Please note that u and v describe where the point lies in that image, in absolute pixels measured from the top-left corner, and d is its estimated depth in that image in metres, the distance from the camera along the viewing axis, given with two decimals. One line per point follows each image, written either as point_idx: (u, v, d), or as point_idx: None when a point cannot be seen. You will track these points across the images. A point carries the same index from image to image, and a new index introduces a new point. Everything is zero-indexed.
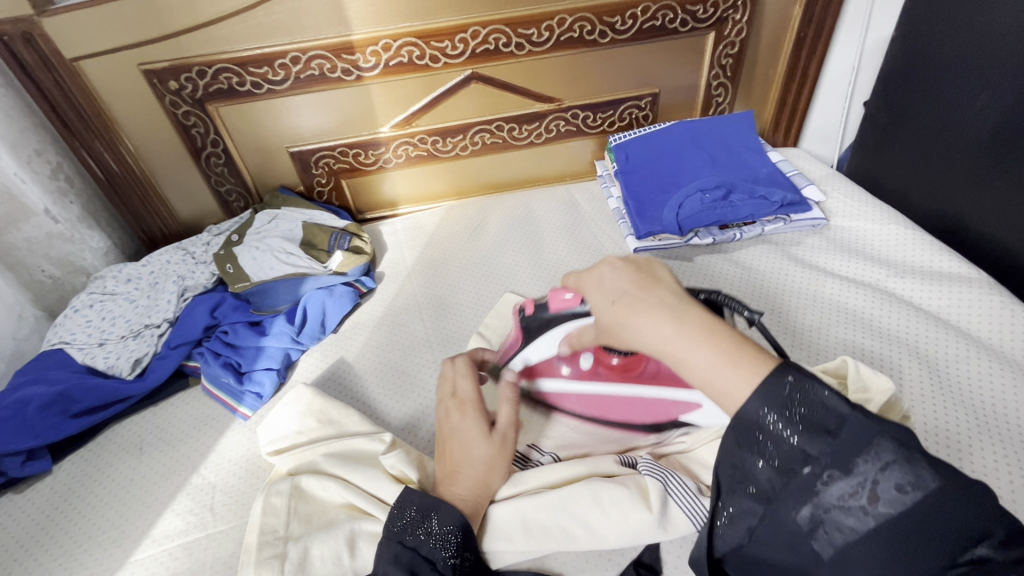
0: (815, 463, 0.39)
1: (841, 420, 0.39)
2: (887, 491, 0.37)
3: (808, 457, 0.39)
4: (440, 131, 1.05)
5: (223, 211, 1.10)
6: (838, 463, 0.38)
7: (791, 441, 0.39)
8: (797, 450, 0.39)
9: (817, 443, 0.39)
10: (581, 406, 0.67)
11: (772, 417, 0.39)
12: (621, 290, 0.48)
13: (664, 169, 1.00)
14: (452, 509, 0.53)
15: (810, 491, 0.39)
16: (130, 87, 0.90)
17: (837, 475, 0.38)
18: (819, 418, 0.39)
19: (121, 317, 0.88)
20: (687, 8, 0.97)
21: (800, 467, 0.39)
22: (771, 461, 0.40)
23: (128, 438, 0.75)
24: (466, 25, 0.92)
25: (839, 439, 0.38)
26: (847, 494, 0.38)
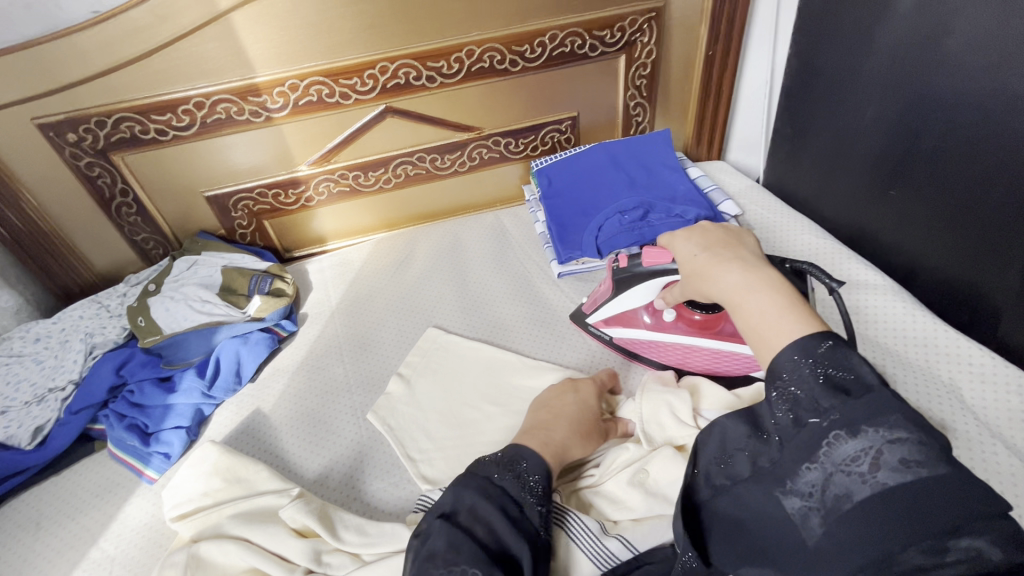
0: (829, 418, 0.42)
1: (866, 389, 0.42)
2: (890, 464, 0.39)
3: (821, 410, 0.42)
4: (361, 166, 1.04)
5: (142, 259, 1.07)
6: (849, 423, 0.41)
7: (813, 393, 0.43)
8: (814, 400, 0.43)
9: (835, 401, 0.42)
10: (657, 355, 0.76)
11: (798, 368, 0.44)
12: (698, 250, 0.57)
13: (585, 193, 1.01)
14: (538, 462, 0.56)
15: (818, 445, 0.42)
16: (24, 142, 0.87)
17: (844, 437, 0.41)
18: (844, 379, 0.43)
19: (25, 381, 0.84)
20: (595, 33, 0.98)
21: (812, 417, 0.43)
22: (788, 409, 0.44)
23: (25, 513, 0.71)
24: (374, 62, 0.91)
25: (855, 400, 0.41)
26: (852, 455, 0.40)
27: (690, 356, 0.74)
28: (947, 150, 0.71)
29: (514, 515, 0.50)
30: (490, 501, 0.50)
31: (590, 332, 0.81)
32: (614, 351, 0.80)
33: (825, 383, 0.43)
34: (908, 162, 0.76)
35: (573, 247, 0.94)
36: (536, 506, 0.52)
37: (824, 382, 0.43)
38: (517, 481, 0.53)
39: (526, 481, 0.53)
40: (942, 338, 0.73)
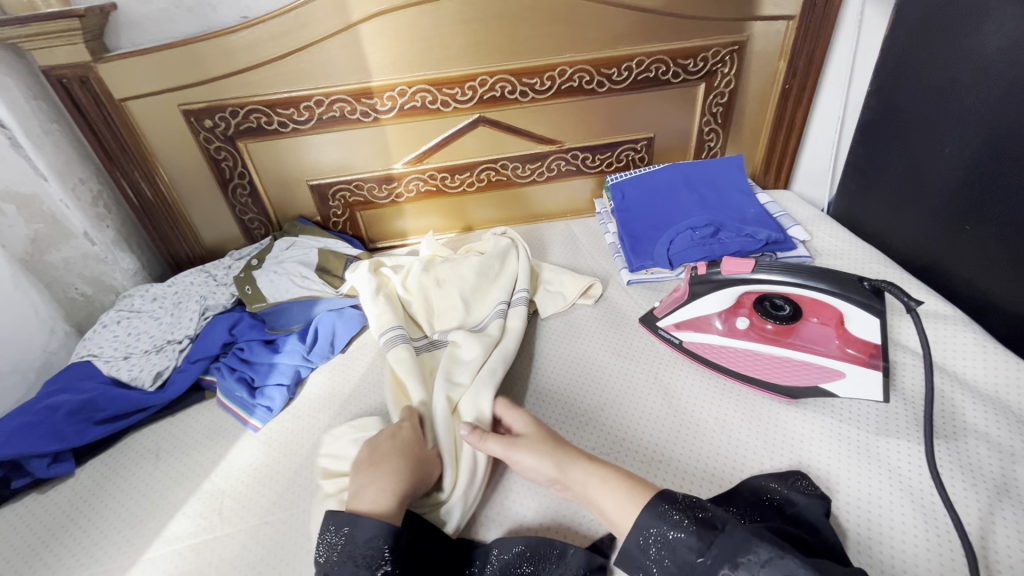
0: (706, 557, 0.50)
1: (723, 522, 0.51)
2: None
3: (702, 550, 0.50)
4: (449, 169, 1.13)
5: (244, 238, 1.18)
6: (724, 559, 0.48)
7: (689, 539, 0.51)
8: (694, 541, 0.51)
9: (705, 545, 0.50)
10: (729, 360, 0.78)
11: (665, 528, 0.53)
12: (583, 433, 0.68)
13: (658, 209, 1.06)
14: (367, 521, 0.56)
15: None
16: (168, 124, 1.00)
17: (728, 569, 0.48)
18: (706, 518, 0.52)
19: (145, 333, 0.94)
20: (679, 62, 1.05)
21: (698, 557, 0.50)
22: (678, 559, 0.51)
23: (146, 446, 0.80)
24: (476, 75, 1.01)
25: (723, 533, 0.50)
26: None
27: (761, 364, 0.76)
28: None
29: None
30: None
31: (659, 336, 0.84)
32: (683, 358, 0.81)
33: (693, 525, 0.52)
34: (984, 200, 0.79)
35: (645, 257, 0.99)
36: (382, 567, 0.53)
37: (694, 526, 0.52)
38: (359, 560, 0.53)
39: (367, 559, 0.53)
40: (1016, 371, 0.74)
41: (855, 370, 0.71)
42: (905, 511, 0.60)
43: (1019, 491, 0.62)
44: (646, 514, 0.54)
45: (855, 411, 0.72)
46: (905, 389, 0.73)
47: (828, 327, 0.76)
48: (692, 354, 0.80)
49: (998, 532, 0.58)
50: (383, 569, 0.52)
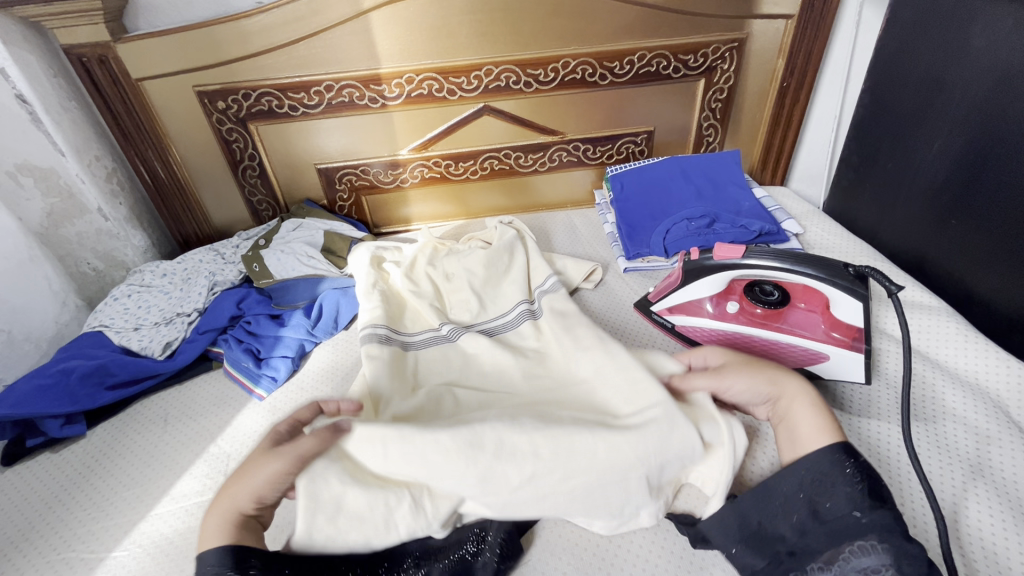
0: (866, 516, 0.48)
1: (891, 502, 0.49)
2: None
3: (861, 509, 0.48)
4: (453, 156, 1.16)
5: (253, 219, 1.22)
6: (879, 527, 0.47)
7: (852, 490, 0.50)
8: (850, 500, 0.49)
9: (870, 506, 0.48)
10: (718, 342, 0.81)
11: (831, 475, 0.51)
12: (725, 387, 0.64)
13: (655, 200, 1.09)
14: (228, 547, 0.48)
15: (851, 545, 0.47)
16: (183, 105, 1.03)
17: (869, 547, 0.46)
18: (881, 487, 0.50)
19: (156, 306, 0.97)
20: (680, 57, 1.08)
21: (852, 511, 0.49)
22: (828, 504, 0.50)
23: (155, 411, 0.83)
24: (481, 64, 1.04)
25: (889, 509, 0.48)
26: (868, 566, 0.46)
27: (749, 348, 0.79)
28: (1008, 185, 0.76)
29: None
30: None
31: (653, 320, 0.87)
32: (676, 341, 0.85)
33: (864, 487, 0.50)
34: (970, 196, 0.82)
35: (641, 245, 1.02)
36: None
37: (864, 488, 0.50)
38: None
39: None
40: (994, 358, 0.77)
41: (840, 354, 0.74)
42: (882, 487, 0.63)
43: (993, 471, 0.65)
44: (820, 454, 0.53)
45: (841, 392, 0.74)
46: (888, 374, 0.76)
47: (814, 313, 0.79)
48: (685, 337, 0.84)
49: (972, 507, 0.61)
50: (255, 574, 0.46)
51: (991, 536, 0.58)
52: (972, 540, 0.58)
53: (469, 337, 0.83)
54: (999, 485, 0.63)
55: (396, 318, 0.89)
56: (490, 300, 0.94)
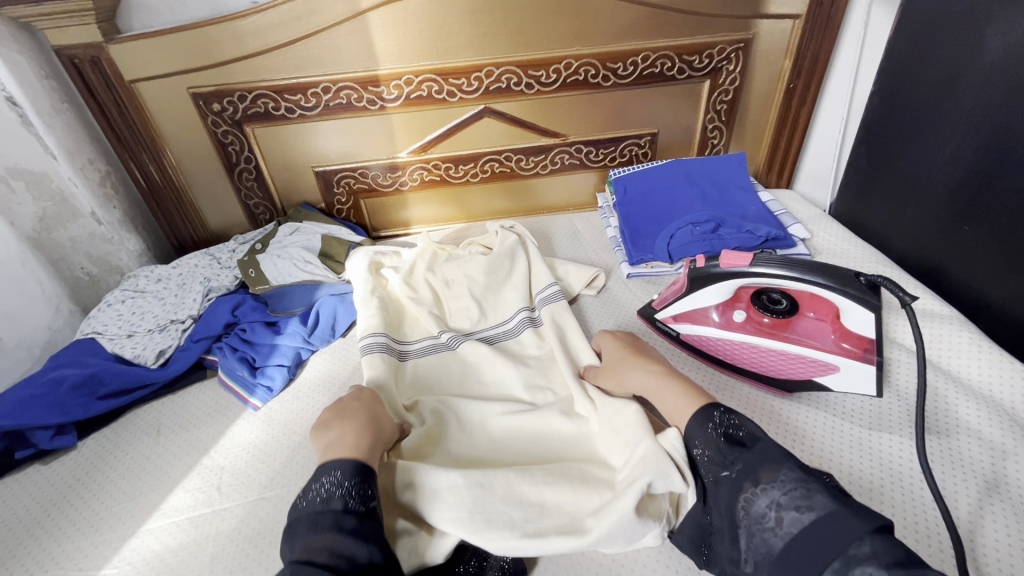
0: (732, 468, 0.51)
1: (758, 442, 0.52)
2: (787, 513, 0.45)
3: (728, 463, 0.51)
4: (453, 159, 1.14)
5: (249, 223, 1.20)
6: (750, 472, 0.49)
7: (715, 453, 0.53)
8: (719, 455, 0.53)
9: (736, 456, 0.51)
10: (724, 352, 0.79)
11: (702, 438, 0.55)
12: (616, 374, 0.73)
13: (659, 204, 1.07)
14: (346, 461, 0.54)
15: (739, 498, 0.49)
16: (177, 107, 1.01)
17: (752, 492, 0.48)
18: (739, 436, 0.53)
19: (149, 313, 0.95)
20: (684, 58, 1.06)
21: (722, 470, 0.52)
22: (707, 471, 0.53)
23: (148, 422, 0.81)
24: (482, 66, 1.01)
25: (749, 450, 0.51)
26: (761, 508, 0.47)
27: (756, 359, 0.76)
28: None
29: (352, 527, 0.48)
30: (307, 522, 0.49)
31: (657, 328, 0.85)
32: (681, 351, 0.83)
33: (722, 442, 0.53)
34: (984, 202, 0.79)
35: (645, 250, 1.00)
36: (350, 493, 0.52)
37: (721, 441, 0.53)
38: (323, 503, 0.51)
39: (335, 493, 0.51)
40: (1010, 370, 0.74)
41: (851, 364, 0.72)
42: (894, 503, 0.61)
43: (1008, 489, 0.62)
44: (692, 424, 0.57)
45: (851, 405, 0.72)
46: (899, 385, 0.74)
47: (824, 323, 0.76)
48: (690, 346, 0.82)
49: (989, 525, 0.59)
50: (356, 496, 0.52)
51: (1008, 557, 0.56)
52: (989, 560, 0.56)
53: (470, 345, 0.81)
54: (1015, 502, 0.61)
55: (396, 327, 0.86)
56: (491, 308, 0.92)
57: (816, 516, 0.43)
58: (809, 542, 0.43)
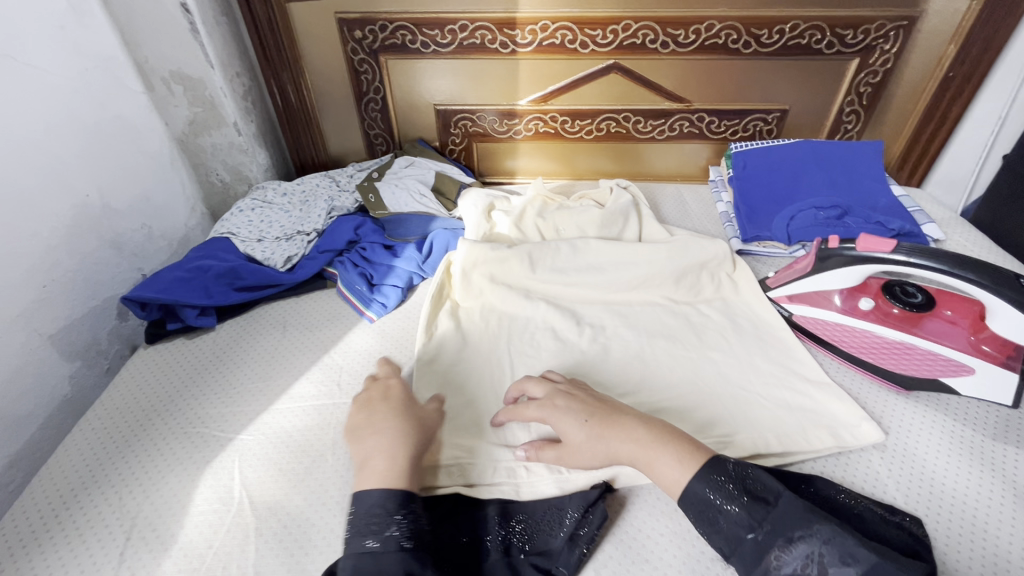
0: (760, 532, 0.48)
1: (778, 495, 0.50)
2: (833, 565, 0.44)
3: (756, 523, 0.49)
4: (571, 113, 1.14)
5: (366, 152, 1.25)
6: (778, 531, 0.47)
7: (738, 511, 0.50)
8: (745, 514, 0.49)
9: (760, 521, 0.49)
10: (841, 337, 0.79)
11: (715, 499, 0.51)
12: (588, 415, 0.60)
13: (781, 183, 1.03)
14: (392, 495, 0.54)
15: (767, 559, 0.47)
16: (322, 31, 1.06)
17: (784, 548, 0.46)
18: (758, 491, 0.51)
19: (277, 222, 1.02)
20: (837, 31, 0.99)
21: (748, 532, 0.49)
22: (720, 526, 0.50)
23: (276, 316, 0.89)
24: (621, 18, 0.99)
25: (774, 507, 0.49)
26: (798, 563, 0.45)
27: (875, 347, 0.76)
28: None
29: (367, 564, 0.48)
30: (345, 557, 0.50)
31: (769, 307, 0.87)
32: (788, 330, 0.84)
33: (745, 498, 0.50)
34: None
35: (761, 228, 0.97)
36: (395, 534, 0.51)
37: (741, 495, 0.51)
38: (371, 519, 0.52)
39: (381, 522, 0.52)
40: None
41: (989, 369, 0.69)
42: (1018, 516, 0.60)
43: None
44: (695, 482, 0.52)
45: (981, 415, 0.70)
46: None
47: (958, 325, 0.74)
48: (804, 327, 0.82)
49: None
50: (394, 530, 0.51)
51: None
52: None
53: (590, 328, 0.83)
54: None
55: (499, 276, 0.89)
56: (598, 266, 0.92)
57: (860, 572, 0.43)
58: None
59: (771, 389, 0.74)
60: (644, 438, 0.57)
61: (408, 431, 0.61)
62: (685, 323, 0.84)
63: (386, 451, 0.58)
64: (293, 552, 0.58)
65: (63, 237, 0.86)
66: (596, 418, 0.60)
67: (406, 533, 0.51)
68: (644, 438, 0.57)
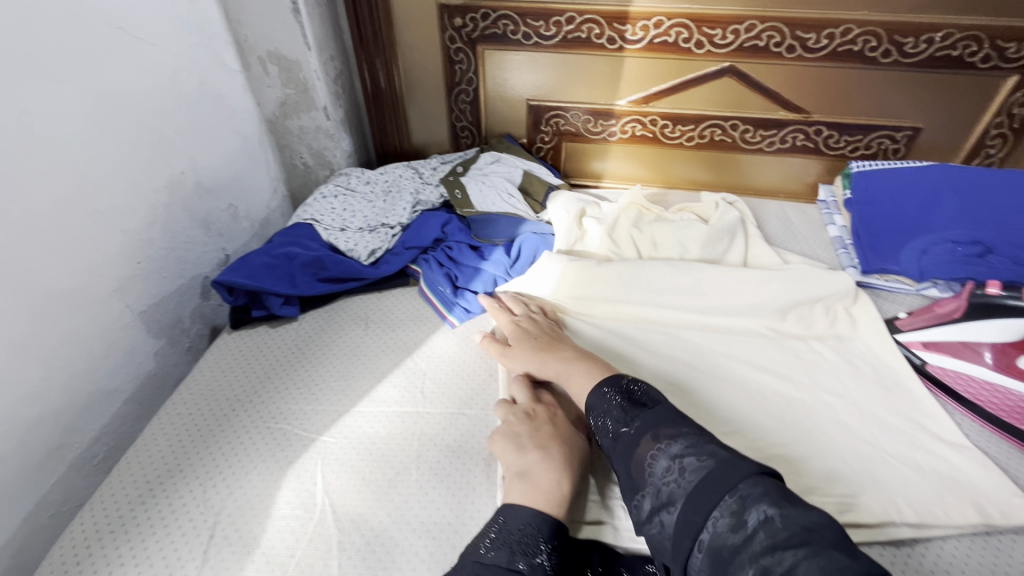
0: (631, 428, 0.51)
1: (657, 404, 0.53)
2: (689, 462, 0.45)
3: (630, 422, 0.52)
4: (673, 117, 1.06)
5: (449, 144, 1.21)
6: (647, 429, 0.50)
7: (618, 411, 0.53)
8: (622, 414, 0.53)
9: (633, 421, 0.52)
10: (987, 396, 0.69)
11: (602, 404, 0.55)
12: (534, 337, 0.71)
13: (912, 211, 0.92)
14: (546, 516, 0.51)
15: (642, 456, 0.49)
16: (421, 15, 1.02)
17: (658, 451, 0.48)
18: (641, 399, 0.54)
19: (359, 212, 0.99)
20: (998, 43, 0.87)
21: (623, 428, 0.52)
22: (607, 430, 0.53)
23: (359, 312, 0.86)
24: (745, 17, 0.91)
25: (650, 411, 0.52)
26: (661, 461, 0.47)
27: None
28: None
29: None
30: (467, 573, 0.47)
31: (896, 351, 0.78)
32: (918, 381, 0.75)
33: (626, 402, 0.54)
34: None
35: (886, 259, 0.88)
36: (540, 560, 0.48)
37: (623, 402, 0.54)
38: (523, 536, 0.49)
39: (528, 542, 0.49)
40: None
41: None
42: None
43: None
44: (593, 393, 0.57)
45: None
46: None
47: None
48: (939, 378, 0.73)
49: None
50: (540, 557, 0.48)
51: None
52: None
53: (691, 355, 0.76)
54: None
55: (590, 292, 0.83)
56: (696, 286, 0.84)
57: (712, 463, 0.44)
58: (703, 490, 0.43)
59: (902, 449, 0.65)
60: (573, 357, 0.65)
61: (572, 454, 0.58)
62: (796, 359, 0.76)
63: (548, 469, 0.56)
64: (376, 572, 0.55)
65: (159, 214, 0.86)
66: (539, 340, 0.70)
67: (555, 566, 0.48)
68: (571, 358, 0.65)
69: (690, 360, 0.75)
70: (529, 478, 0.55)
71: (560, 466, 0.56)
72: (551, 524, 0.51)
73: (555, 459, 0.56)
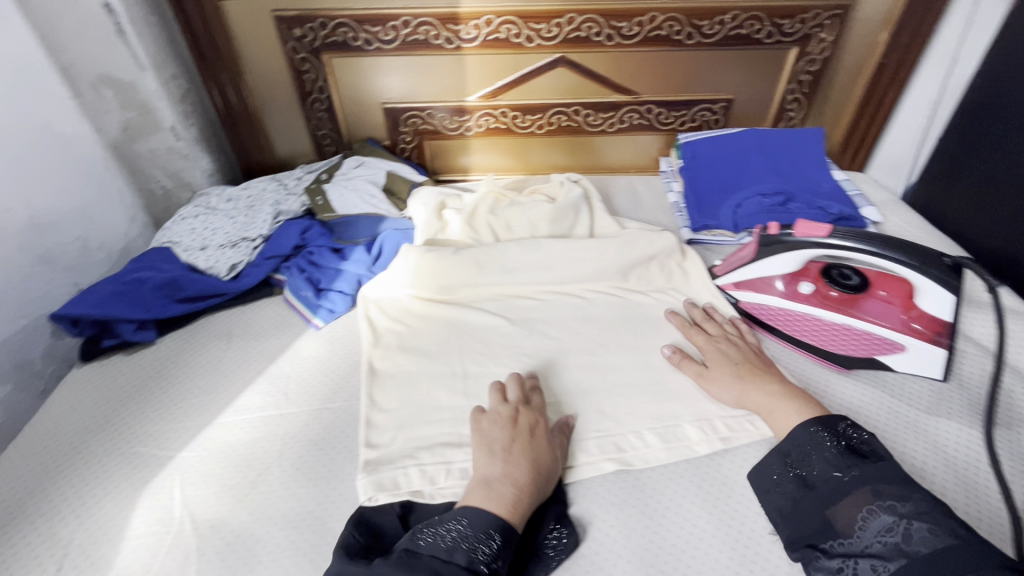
0: (847, 475, 0.52)
1: (877, 453, 0.54)
2: (919, 531, 0.46)
3: (846, 467, 0.53)
4: (521, 108, 1.13)
5: (315, 153, 1.22)
6: (868, 481, 0.51)
7: (834, 454, 0.54)
8: (838, 459, 0.54)
9: (849, 467, 0.53)
10: (781, 320, 0.81)
11: (813, 446, 0.56)
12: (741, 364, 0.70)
13: (728, 172, 1.05)
14: (502, 521, 0.52)
15: (860, 510, 0.50)
16: (259, 28, 1.02)
17: (874, 512, 0.49)
18: (864, 450, 0.55)
19: (219, 228, 0.98)
20: (775, 20, 1.01)
21: (835, 472, 0.53)
22: (818, 471, 0.54)
23: (220, 327, 0.86)
24: (563, 11, 0.99)
25: (871, 462, 0.53)
26: (881, 525, 0.48)
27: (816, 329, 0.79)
28: None
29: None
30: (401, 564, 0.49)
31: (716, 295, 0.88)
32: None
33: (847, 450, 0.54)
34: None
35: (709, 216, 0.99)
36: (478, 557, 0.50)
37: (841, 448, 0.55)
38: (469, 538, 0.51)
39: (475, 543, 0.50)
40: None
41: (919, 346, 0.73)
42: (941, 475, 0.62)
43: None
44: (801, 428, 0.58)
45: (909, 386, 0.72)
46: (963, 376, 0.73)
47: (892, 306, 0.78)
48: (750, 312, 0.84)
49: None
50: (481, 558, 0.50)
51: None
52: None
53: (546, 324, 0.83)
54: None
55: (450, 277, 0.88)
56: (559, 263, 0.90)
57: (953, 542, 0.44)
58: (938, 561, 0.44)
59: None
60: (779, 391, 0.65)
61: (539, 471, 0.58)
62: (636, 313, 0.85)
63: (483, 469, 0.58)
64: (237, 568, 0.57)
65: None
66: (740, 366, 0.70)
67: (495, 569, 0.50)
68: (778, 391, 0.65)
69: (543, 327, 0.82)
70: (493, 485, 0.56)
71: (524, 476, 0.57)
72: (495, 519, 0.53)
73: (521, 463, 0.58)
